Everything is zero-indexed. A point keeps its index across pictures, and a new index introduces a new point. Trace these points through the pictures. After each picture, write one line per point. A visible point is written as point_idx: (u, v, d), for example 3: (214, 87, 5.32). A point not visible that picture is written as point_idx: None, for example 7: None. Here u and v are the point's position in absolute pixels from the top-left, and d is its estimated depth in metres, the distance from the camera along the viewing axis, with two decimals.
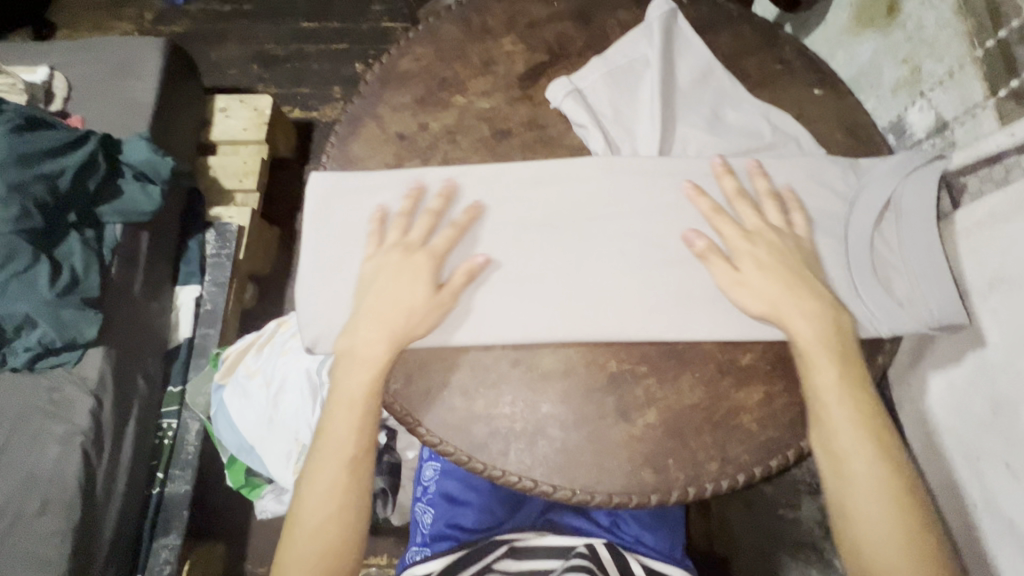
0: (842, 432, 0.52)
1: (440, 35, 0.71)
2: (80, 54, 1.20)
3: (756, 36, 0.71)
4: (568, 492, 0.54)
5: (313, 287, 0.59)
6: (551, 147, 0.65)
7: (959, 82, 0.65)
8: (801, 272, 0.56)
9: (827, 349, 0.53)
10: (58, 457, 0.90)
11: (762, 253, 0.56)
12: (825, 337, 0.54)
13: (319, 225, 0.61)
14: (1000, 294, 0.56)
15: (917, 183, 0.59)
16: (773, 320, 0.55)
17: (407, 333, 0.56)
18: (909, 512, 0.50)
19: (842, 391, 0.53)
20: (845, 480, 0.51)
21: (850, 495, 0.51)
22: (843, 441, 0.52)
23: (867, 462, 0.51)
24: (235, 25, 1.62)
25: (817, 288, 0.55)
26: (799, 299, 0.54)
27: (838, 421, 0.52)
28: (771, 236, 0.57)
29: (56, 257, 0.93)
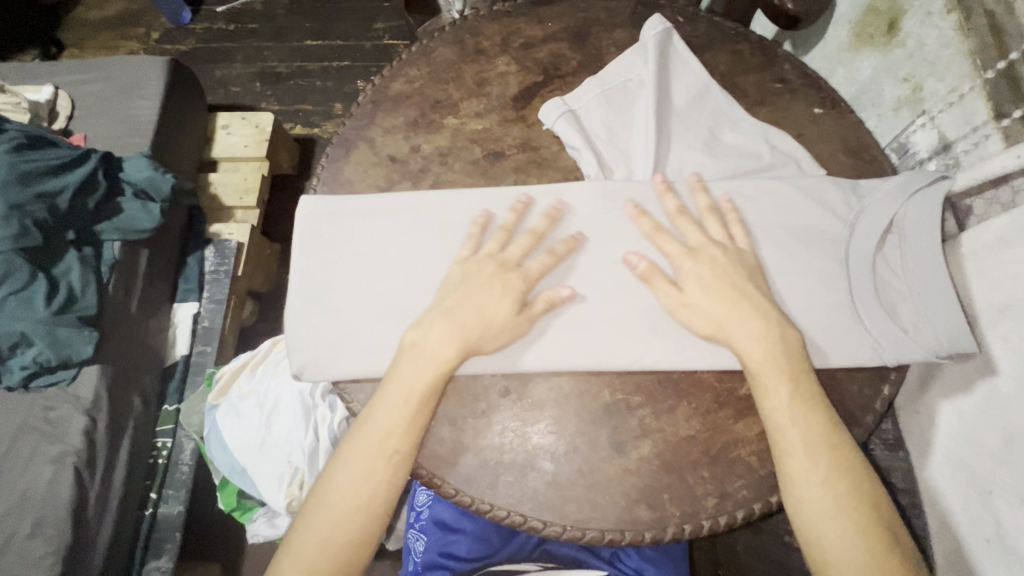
0: (797, 450, 0.50)
1: (435, 56, 0.70)
2: (85, 74, 1.21)
3: (753, 55, 0.70)
4: (559, 528, 0.52)
5: (299, 317, 0.57)
6: (545, 169, 0.64)
7: (962, 101, 0.63)
8: (744, 287, 0.54)
9: (769, 363, 0.52)
10: (49, 479, 0.89)
11: (705, 271, 0.55)
12: (773, 356, 0.52)
13: (306, 253, 0.59)
14: (1011, 321, 0.54)
15: (922, 205, 0.57)
16: (718, 339, 0.54)
17: (479, 344, 0.54)
18: (876, 533, 0.48)
19: (796, 402, 0.51)
20: (802, 504, 0.49)
21: (812, 521, 0.48)
22: (798, 459, 0.50)
23: (821, 481, 0.49)
24: (239, 44, 1.63)
25: (762, 306, 0.54)
26: (739, 314, 0.53)
27: (796, 442, 0.50)
28: (713, 253, 0.56)
29: (54, 275, 0.93)
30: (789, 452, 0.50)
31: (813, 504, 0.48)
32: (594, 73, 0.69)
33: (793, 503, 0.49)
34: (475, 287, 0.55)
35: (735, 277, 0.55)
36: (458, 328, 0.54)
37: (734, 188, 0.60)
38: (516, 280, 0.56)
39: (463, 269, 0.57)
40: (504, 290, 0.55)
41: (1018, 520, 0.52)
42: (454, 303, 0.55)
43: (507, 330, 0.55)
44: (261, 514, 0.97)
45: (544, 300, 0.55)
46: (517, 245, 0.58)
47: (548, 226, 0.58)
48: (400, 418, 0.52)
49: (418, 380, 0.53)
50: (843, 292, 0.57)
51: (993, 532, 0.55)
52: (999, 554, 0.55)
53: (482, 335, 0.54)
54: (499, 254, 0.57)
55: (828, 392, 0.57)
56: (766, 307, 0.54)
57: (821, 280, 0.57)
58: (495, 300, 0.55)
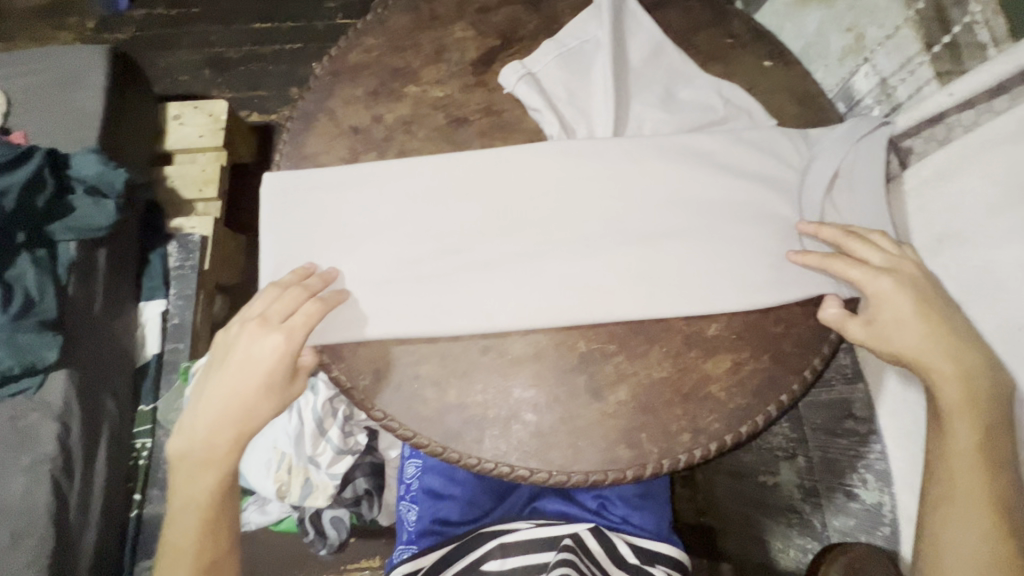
0: (952, 430, 0.53)
1: (391, 25, 0.69)
2: (18, 67, 1.14)
3: (704, 11, 0.72)
4: (545, 474, 0.54)
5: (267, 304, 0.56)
6: (509, 133, 0.65)
7: (901, 46, 0.66)
8: (942, 313, 0.54)
9: (956, 380, 0.53)
10: (25, 486, 0.87)
11: (902, 302, 0.54)
12: (973, 398, 0.53)
13: (376, 260, 0.58)
14: (950, 249, 0.58)
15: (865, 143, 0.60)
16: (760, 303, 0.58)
17: (249, 426, 0.54)
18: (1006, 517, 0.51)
19: (963, 402, 0.53)
20: (952, 490, 0.53)
21: (950, 508, 0.52)
22: (959, 453, 0.53)
23: (972, 471, 0.52)
24: (184, 29, 1.56)
25: (960, 330, 0.54)
26: (948, 344, 0.53)
27: (960, 448, 0.53)
28: (913, 272, 0.56)
29: (8, 279, 0.89)
30: (954, 447, 0.53)
31: (962, 491, 0.52)
32: (551, 36, 0.69)
33: (937, 482, 0.54)
34: (243, 358, 0.55)
35: (929, 297, 0.55)
36: (233, 383, 0.54)
37: (690, 141, 0.62)
38: (277, 346, 0.54)
39: (242, 335, 0.55)
40: (264, 370, 0.54)
41: None
42: (213, 392, 0.54)
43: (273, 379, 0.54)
44: (251, 502, 0.98)
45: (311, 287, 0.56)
46: (274, 309, 0.55)
47: (300, 279, 0.56)
48: (209, 482, 0.55)
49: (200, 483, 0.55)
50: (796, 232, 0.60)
51: None
52: None
53: (250, 422, 0.54)
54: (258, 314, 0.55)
55: (790, 326, 0.60)
56: (960, 328, 0.54)
57: (775, 223, 0.60)
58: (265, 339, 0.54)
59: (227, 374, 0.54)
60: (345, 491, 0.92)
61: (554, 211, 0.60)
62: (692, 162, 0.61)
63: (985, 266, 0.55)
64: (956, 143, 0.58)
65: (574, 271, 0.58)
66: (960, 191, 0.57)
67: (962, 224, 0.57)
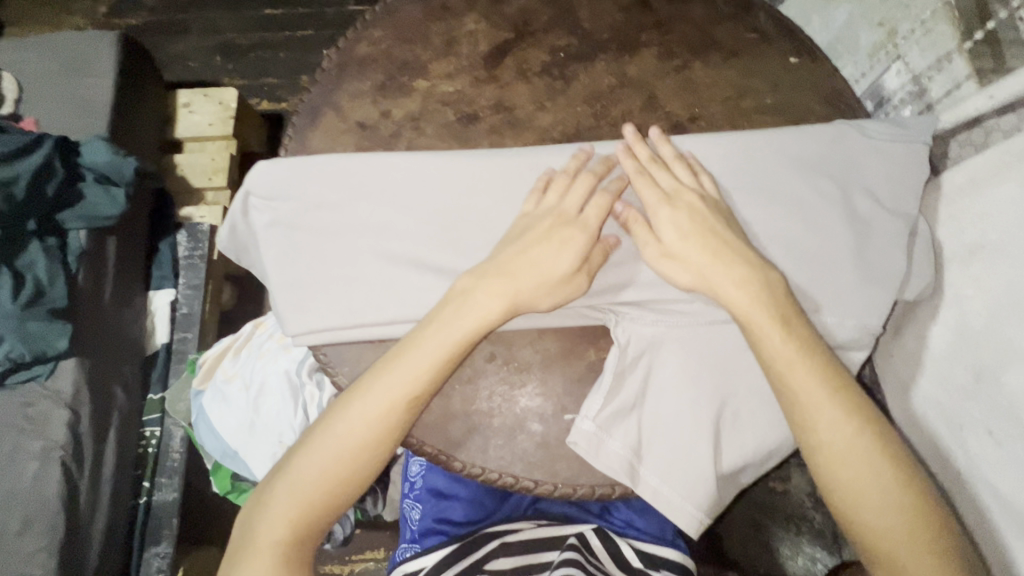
0: (821, 423, 0.49)
1: (400, 16, 0.67)
2: (28, 53, 1.13)
3: (727, 4, 0.69)
4: (550, 486, 0.54)
5: (279, 241, 0.57)
6: (518, 131, 0.63)
7: (935, 43, 0.63)
8: (795, 312, 0.51)
9: (815, 377, 0.49)
10: (35, 473, 0.87)
11: (756, 289, 0.50)
12: (850, 422, 0.49)
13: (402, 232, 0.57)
14: (982, 261, 0.55)
15: (700, 163, 0.57)
16: (700, 290, 0.52)
17: (518, 304, 0.53)
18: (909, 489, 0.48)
19: (847, 432, 0.48)
20: (860, 489, 0.48)
21: (859, 507, 0.48)
22: (838, 441, 0.48)
23: (857, 460, 0.48)
24: (195, 15, 1.54)
25: (803, 329, 0.51)
26: (781, 332, 0.50)
27: (835, 443, 0.48)
28: (768, 275, 0.51)
29: (18, 268, 0.89)
30: (826, 446, 0.49)
31: (855, 479, 0.48)
32: (567, 28, 0.67)
33: (828, 480, 0.49)
34: (540, 241, 0.53)
35: (782, 297, 0.51)
36: (510, 281, 0.52)
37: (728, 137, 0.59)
38: (578, 235, 0.53)
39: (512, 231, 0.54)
40: (562, 246, 0.53)
41: (986, 450, 0.55)
42: (502, 264, 0.53)
43: (563, 286, 0.53)
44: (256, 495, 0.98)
45: (599, 251, 0.54)
46: (574, 193, 0.54)
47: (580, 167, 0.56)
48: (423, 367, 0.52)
49: (440, 348, 0.52)
50: (828, 275, 0.56)
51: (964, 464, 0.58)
52: (969, 483, 0.57)
53: (533, 295, 0.53)
54: (559, 206, 0.54)
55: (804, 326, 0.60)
56: (805, 328, 0.51)
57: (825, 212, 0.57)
58: (555, 256, 0.53)
59: (506, 259, 0.53)
60: None
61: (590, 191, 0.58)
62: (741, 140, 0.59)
63: (1021, 279, 0.52)
64: (994, 149, 0.55)
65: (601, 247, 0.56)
66: (993, 200, 0.54)
67: (996, 236, 0.54)
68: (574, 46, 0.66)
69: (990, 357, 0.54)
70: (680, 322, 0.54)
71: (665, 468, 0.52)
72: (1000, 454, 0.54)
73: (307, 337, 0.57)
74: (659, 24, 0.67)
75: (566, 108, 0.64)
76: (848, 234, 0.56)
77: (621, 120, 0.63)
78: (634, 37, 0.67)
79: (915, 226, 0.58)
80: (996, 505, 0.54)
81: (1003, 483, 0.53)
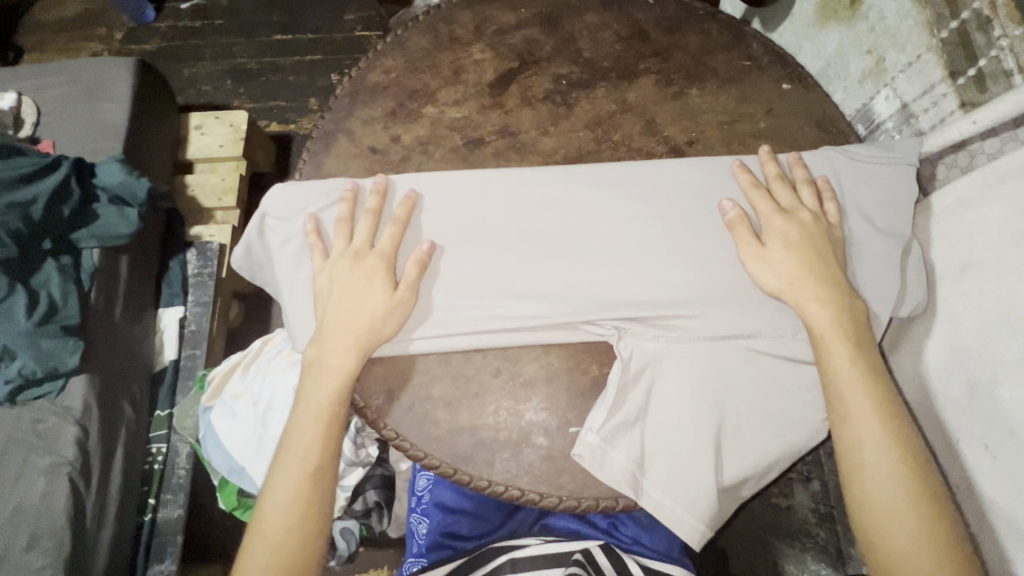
0: (858, 411, 0.51)
1: (410, 46, 0.70)
2: (48, 79, 1.17)
3: (721, 34, 0.72)
4: (555, 499, 0.55)
5: (293, 263, 0.59)
6: (523, 154, 0.65)
7: (922, 71, 0.66)
8: (865, 335, 0.53)
9: (868, 392, 0.51)
10: (44, 489, 0.88)
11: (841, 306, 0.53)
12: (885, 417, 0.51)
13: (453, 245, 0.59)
14: (972, 278, 0.57)
15: (831, 189, 0.59)
16: (786, 297, 0.54)
17: (372, 338, 0.55)
18: (938, 524, 0.48)
19: (879, 424, 0.50)
20: (880, 488, 0.49)
21: (890, 528, 0.49)
22: (873, 433, 0.50)
23: (895, 484, 0.49)
24: (208, 41, 1.60)
25: (873, 355, 0.53)
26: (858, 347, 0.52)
27: (877, 462, 0.49)
28: (852, 298, 0.54)
29: (32, 286, 0.92)
30: (870, 463, 0.50)
31: (878, 470, 0.49)
32: (569, 57, 0.70)
33: (862, 497, 0.50)
34: (347, 283, 0.56)
35: (858, 321, 0.53)
36: (351, 333, 0.54)
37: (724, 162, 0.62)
38: (375, 262, 0.56)
39: (324, 272, 0.57)
40: (372, 279, 0.56)
41: (983, 463, 0.56)
42: (335, 306, 0.56)
43: (388, 317, 0.55)
44: None
45: (413, 263, 0.56)
46: (359, 230, 0.58)
47: (377, 203, 0.59)
48: (331, 393, 0.55)
49: (320, 392, 0.55)
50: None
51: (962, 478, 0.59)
52: (967, 496, 0.58)
53: (371, 331, 0.55)
54: (348, 246, 0.57)
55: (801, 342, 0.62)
56: (875, 354, 0.53)
57: None
58: (368, 294, 0.55)
59: (331, 304, 0.56)
60: (356, 504, 0.91)
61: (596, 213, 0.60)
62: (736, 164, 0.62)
63: (1009, 296, 0.53)
64: (979, 171, 0.58)
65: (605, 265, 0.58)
66: (981, 220, 0.56)
67: (984, 254, 0.56)
68: (576, 74, 0.69)
69: (983, 372, 0.56)
70: (680, 337, 0.55)
71: (667, 481, 0.53)
72: (996, 467, 0.55)
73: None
74: (657, 53, 0.71)
75: (568, 133, 0.66)
76: (842, 252, 0.58)
77: (622, 144, 0.66)
78: (633, 65, 0.70)
79: (908, 245, 0.60)
80: (994, 517, 0.55)
81: (1000, 496, 0.54)
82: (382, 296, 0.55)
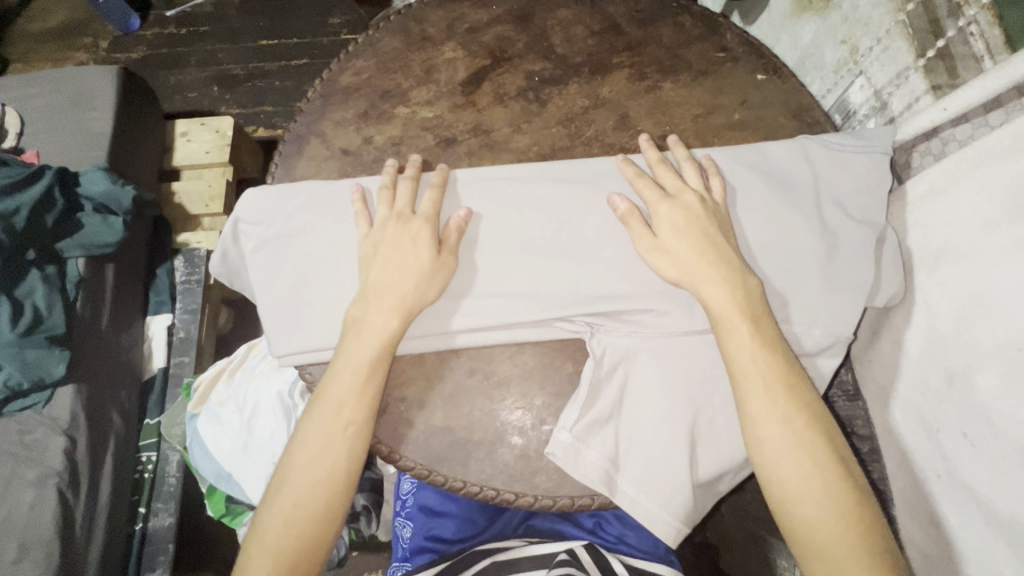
0: (764, 413, 0.50)
1: (382, 47, 0.70)
2: (31, 89, 1.17)
3: (696, 27, 0.72)
4: (531, 498, 0.54)
5: (264, 273, 0.59)
6: (496, 153, 0.65)
7: (894, 58, 0.66)
8: (761, 311, 0.53)
9: (759, 368, 0.51)
10: (32, 500, 0.87)
11: (735, 289, 0.53)
12: (791, 413, 0.50)
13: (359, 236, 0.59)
14: (947, 266, 0.57)
15: (715, 168, 0.60)
16: (683, 284, 0.54)
17: (415, 300, 0.55)
18: (842, 490, 0.48)
19: (783, 422, 0.49)
20: (797, 487, 0.48)
21: (797, 503, 0.48)
22: (778, 432, 0.49)
23: (794, 459, 0.49)
24: (193, 48, 1.60)
25: (770, 329, 0.52)
26: (757, 329, 0.52)
27: (773, 440, 0.49)
28: (750, 279, 0.54)
29: (16, 297, 0.90)
30: (768, 441, 0.49)
31: (788, 469, 0.49)
32: (541, 53, 0.70)
33: (766, 475, 0.49)
34: (391, 244, 0.56)
35: (756, 296, 0.53)
36: (389, 293, 0.54)
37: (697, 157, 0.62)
38: (421, 225, 0.57)
39: (371, 236, 0.57)
40: (415, 240, 0.56)
41: (960, 452, 0.55)
42: (378, 273, 0.55)
43: (436, 270, 0.55)
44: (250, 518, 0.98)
45: (453, 229, 0.57)
46: (406, 197, 0.59)
47: (414, 172, 0.61)
48: (370, 350, 0.54)
49: (362, 351, 0.54)
50: (798, 284, 0.57)
51: (942, 467, 0.58)
52: (948, 485, 0.57)
53: (414, 294, 0.54)
54: (393, 211, 0.58)
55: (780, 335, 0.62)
56: (770, 330, 0.52)
57: (793, 223, 0.59)
58: (411, 253, 0.55)
59: (375, 268, 0.55)
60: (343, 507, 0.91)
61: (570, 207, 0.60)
62: (713, 157, 0.62)
63: (981, 282, 0.53)
64: (952, 158, 0.57)
65: (578, 260, 0.58)
66: (954, 207, 0.56)
67: (959, 241, 0.55)
68: (549, 71, 0.69)
69: (960, 360, 0.55)
70: (653, 333, 0.55)
71: (642, 478, 0.53)
72: (973, 455, 0.54)
73: (293, 358, 0.58)
74: (630, 47, 0.70)
75: (542, 129, 0.66)
76: (818, 243, 0.58)
77: (595, 139, 0.66)
78: (607, 60, 0.69)
79: (883, 234, 0.60)
80: (973, 506, 0.55)
81: (977, 484, 0.54)
82: (427, 253, 0.55)
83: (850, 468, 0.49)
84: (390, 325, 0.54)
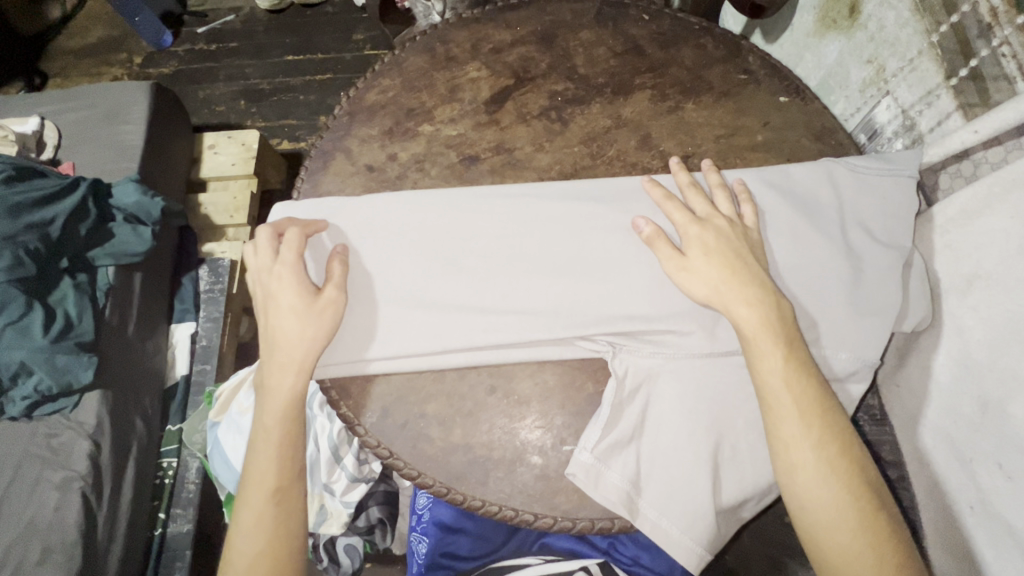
0: (797, 440, 0.49)
1: (407, 66, 0.72)
2: (69, 103, 1.22)
3: (718, 47, 0.72)
4: (550, 520, 0.54)
5: None
6: (518, 171, 0.66)
7: (922, 79, 0.65)
8: (792, 335, 0.52)
9: (790, 393, 0.50)
10: (56, 504, 0.90)
11: (767, 311, 0.52)
12: (822, 440, 0.49)
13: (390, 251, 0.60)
14: (980, 291, 0.55)
15: (748, 193, 0.59)
16: (715, 305, 0.54)
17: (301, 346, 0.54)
18: (876, 521, 0.47)
19: (816, 448, 0.48)
20: (828, 519, 0.47)
21: (829, 533, 0.47)
22: (811, 459, 0.48)
23: (827, 487, 0.47)
24: (223, 63, 1.65)
25: (802, 353, 0.51)
26: (789, 355, 0.51)
27: (807, 466, 0.48)
28: (781, 302, 0.53)
29: (50, 303, 0.93)
30: (801, 467, 0.48)
31: (819, 501, 0.47)
32: (564, 73, 0.70)
33: (797, 504, 0.48)
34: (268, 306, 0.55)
35: (787, 321, 0.52)
36: (282, 352, 0.54)
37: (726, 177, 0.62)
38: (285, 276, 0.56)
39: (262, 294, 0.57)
40: (286, 295, 0.55)
41: (995, 484, 0.54)
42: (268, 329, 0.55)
43: (306, 316, 0.54)
44: None
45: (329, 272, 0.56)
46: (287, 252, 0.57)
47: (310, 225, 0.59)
48: (277, 408, 0.54)
49: (273, 406, 0.54)
50: (824, 307, 0.56)
51: (976, 498, 0.56)
52: (982, 517, 0.55)
53: (287, 341, 0.54)
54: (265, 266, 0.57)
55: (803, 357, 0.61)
56: (801, 352, 0.51)
57: (818, 244, 0.58)
58: (283, 308, 0.55)
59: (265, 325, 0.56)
60: (358, 520, 0.90)
61: (591, 227, 0.60)
62: (737, 176, 0.62)
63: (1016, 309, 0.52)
64: (983, 180, 0.56)
65: (599, 281, 0.58)
66: (984, 231, 0.55)
67: (994, 267, 0.54)
68: (571, 90, 0.69)
69: (996, 388, 0.54)
70: (677, 354, 0.55)
71: (664, 502, 0.52)
72: (1010, 488, 0.52)
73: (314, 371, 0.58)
74: (653, 68, 0.71)
75: (564, 148, 0.67)
76: (844, 265, 0.57)
77: (617, 158, 0.66)
78: (629, 80, 0.70)
79: (909, 258, 0.59)
80: (1009, 541, 0.53)
81: (1014, 518, 0.52)
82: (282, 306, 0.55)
83: (883, 501, 0.48)
84: (282, 380, 0.54)
